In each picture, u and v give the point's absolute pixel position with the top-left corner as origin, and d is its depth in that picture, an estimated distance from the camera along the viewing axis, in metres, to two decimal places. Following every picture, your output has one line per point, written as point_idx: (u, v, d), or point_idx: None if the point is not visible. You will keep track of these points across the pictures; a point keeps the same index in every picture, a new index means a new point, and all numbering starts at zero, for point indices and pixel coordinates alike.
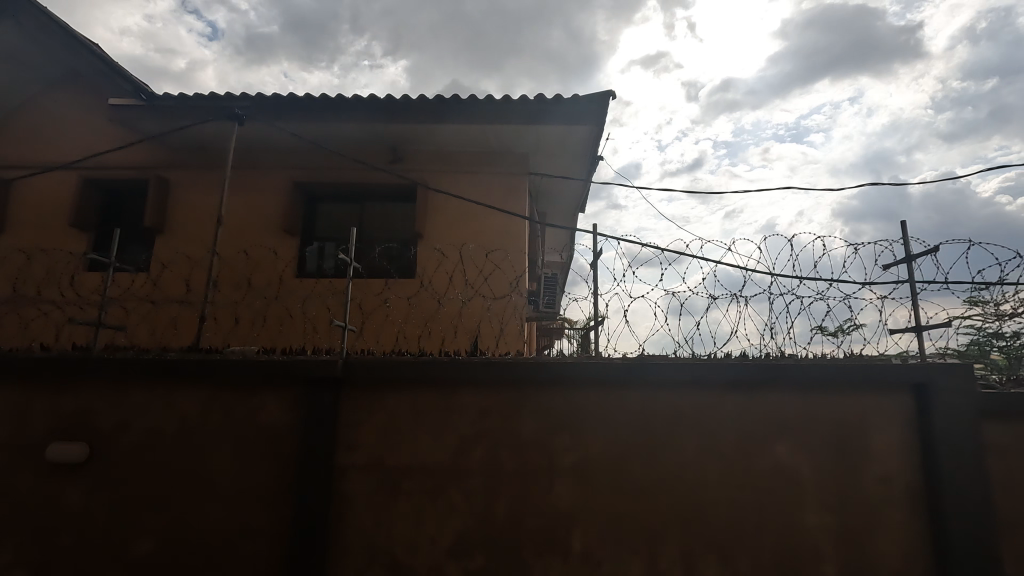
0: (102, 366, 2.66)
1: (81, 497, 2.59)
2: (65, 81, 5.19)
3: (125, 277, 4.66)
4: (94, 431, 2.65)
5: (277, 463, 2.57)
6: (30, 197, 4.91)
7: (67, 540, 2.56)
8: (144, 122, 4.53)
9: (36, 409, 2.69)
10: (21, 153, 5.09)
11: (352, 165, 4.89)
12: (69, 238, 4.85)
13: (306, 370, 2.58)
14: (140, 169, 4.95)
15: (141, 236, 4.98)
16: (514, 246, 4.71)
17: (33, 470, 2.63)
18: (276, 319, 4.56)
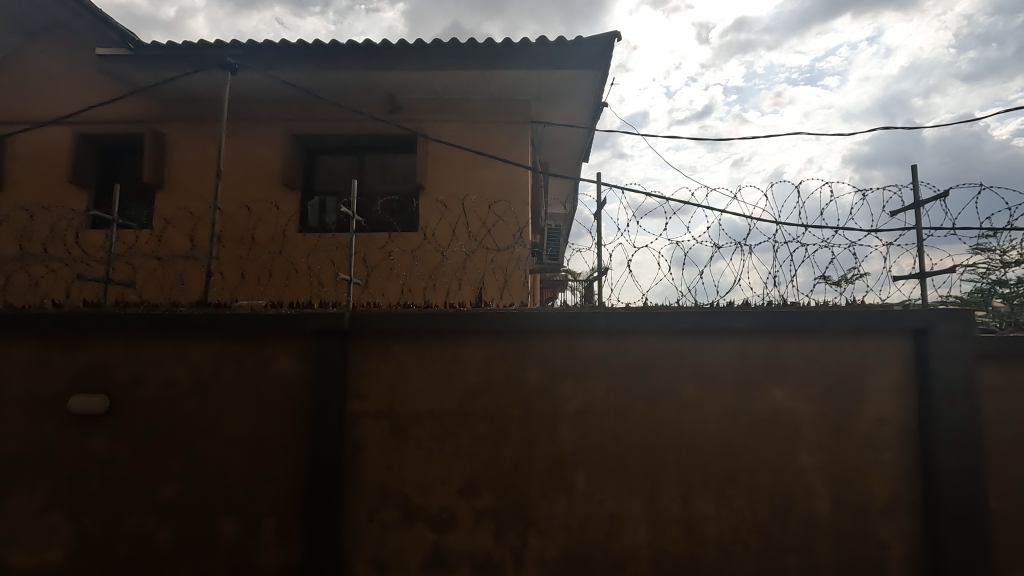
0: (113, 321, 2.72)
1: (105, 446, 2.71)
2: (48, 31, 5.01)
3: (128, 234, 4.67)
4: (111, 384, 2.74)
5: (291, 411, 2.67)
6: (28, 154, 4.86)
7: (95, 485, 2.70)
8: (134, 74, 4.41)
9: (53, 363, 2.77)
10: (13, 110, 5.00)
11: (349, 115, 4.77)
12: (69, 195, 4.82)
13: (313, 323, 2.63)
14: (134, 123, 4.86)
15: (143, 193, 4.95)
16: (517, 198, 4.65)
17: (57, 421, 2.74)
18: (282, 274, 4.60)
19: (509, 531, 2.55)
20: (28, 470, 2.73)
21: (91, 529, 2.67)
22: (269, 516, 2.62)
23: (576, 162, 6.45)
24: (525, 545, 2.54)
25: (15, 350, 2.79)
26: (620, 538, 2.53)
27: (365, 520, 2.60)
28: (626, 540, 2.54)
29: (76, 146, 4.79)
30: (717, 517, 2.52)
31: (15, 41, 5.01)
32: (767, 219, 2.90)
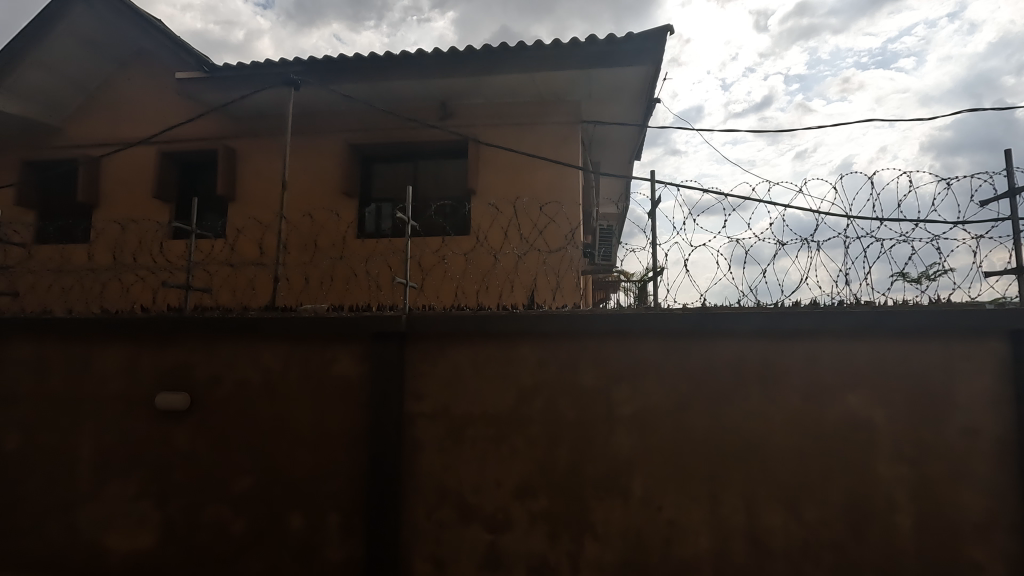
0: (194, 324, 2.93)
1: (187, 440, 2.93)
2: (135, 60, 5.50)
3: (205, 244, 5.01)
4: (192, 382, 2.95)
5: (352, 410, 2.78)
6: (120, 173, 5.33)
7: (179, 476, 2.91)
8: (209, 94, 4.75)
9: (143, 363, 3.02)
10: (107, 134, 5.50)
11: (404, 124, 4.91)
12: (154, 209, 5.25)
13: (373, 326, 2.72)
14: (210, 140, 5.23)
15: (218, 205, 5.32)
16: (568, 199, 4.63)
17: (146, 417, 2.98)
18: (343, 278, 4.79)
19: (564, 535, 2.52)
20: (123, 461, 2.98)
21: (176, 517, 2.89)
22: (333, 511, 2.73)
23: (628, 161, 6.32)
24: (582, 550, 2.51)
25: (111, 350, 3.07)
26: (680, 547, 2.45)
27: (423, 518, 2.66)
28: (687, 549, 2.45)
29: (159, 163, 5.21)
30: (786, 529, 2.39)
31: (110, 73, 5.52)
32: (838, 214, 2.73)
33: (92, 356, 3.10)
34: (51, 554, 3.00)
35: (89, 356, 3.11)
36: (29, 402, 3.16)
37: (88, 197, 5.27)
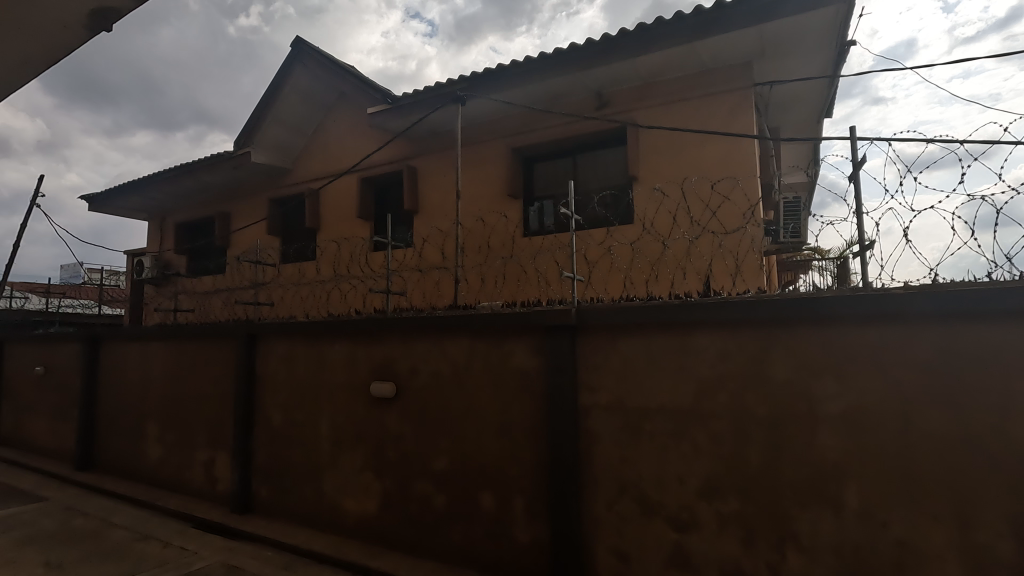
0: (395, 323, 3.40)
1: (396, 423, 3.40)
2: (338, 103, 6.67)
3: (399, 253, 5.76)
4: (397, 373, 3.42)
5: (530, 401, 2.92)
6: (333, 200, 6.44)
7: (392, 453, 3.40)
8: (394, 122, 5.48)
9: (360, 356, 3.61)
10: (323, 169, 6.67)
11: (561, 120, 5.00)
12: (359, 227, 6.21)
13: (544, 319, 2.82)
14: (396, 162, 5.99)
15: (406, 218, 6.07)
16: (744, 173, 4.19)
17: (365, 402, 3.55)
18: (514, 276, 5.08)
19: (762, 543, 2.30)
20: (350, 438, 3.60)
21: (391, 488, 3.37)
22: (518, 494, 2.91)
23: (816, 120, 5.47)
24: (783, 562, 2.26)
25: (338, 346, 3.73)
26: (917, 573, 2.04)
27: (604, 510, 2.67)
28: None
29: (360, 187, 6.14)
30: None
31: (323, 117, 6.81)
32: None
33: (325, 351, 3.81)
34: (307, 510, 3.75)
35: (323, 351, 3.82)
36: (286, 388, 4.00)
37: (313, 223, 6.47)
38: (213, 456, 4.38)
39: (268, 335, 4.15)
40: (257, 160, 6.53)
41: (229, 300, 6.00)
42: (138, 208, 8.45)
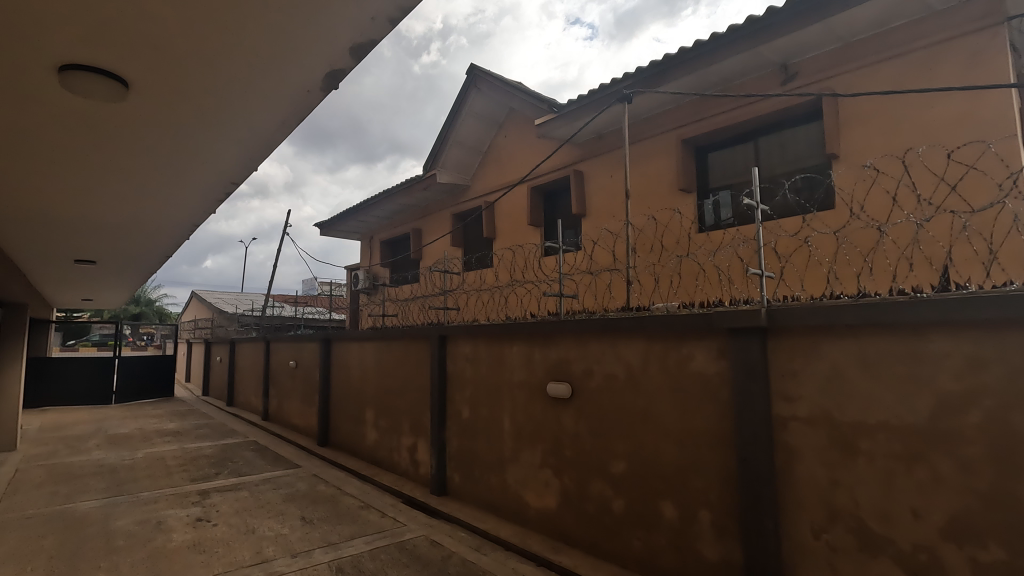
0: (569, 325, 3.49)
1: (573, 422, 3.48)
2: (508, 118, 7.23)
3: (570, 257, 5.88)
4: (572, 375, 3.50)
5: (715, 408, 2.72)
6: (507, 210, 6.87)
7: (569, 453, 3.47)
8: (561, 129, 5.70)
9: (537, 357, 3.79)
10: (496, 182, 7.19)
11: (739, 102, 4.58)
12: (531, 234, 6.50)
13: (728, 321, 2.61)
14: (564, 169, 6.15)
15: (575, 222, 6.18)
16: (997, 134, 3.31)
17: (543, 401, 3.71)
18: (690, 275, 4.80)
19: None
20: (530, 435, 3.78)
21: (570, 487, 3.44)
22: (704, 508, 2.72)
23: None
24: None
25: (516, 347, 3.97)
26: None
27: (809, 537, 2.34)
28: None
29: (530, 196, 6.45)
30: None
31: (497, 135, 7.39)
32: None
33: (505, 352, 4.09)
34: (493, 499, 4.05)
35: (503, 352, 4.11)
36: (473, 385, 4.40)
37: (489, 233, 7.02)
38: (415, 442, 5.02)
39: (456, 337, 4.62)
40: (441, 181, 7.34)
41: (423, 306, 6.83)
42: (354, 231, 10.16)
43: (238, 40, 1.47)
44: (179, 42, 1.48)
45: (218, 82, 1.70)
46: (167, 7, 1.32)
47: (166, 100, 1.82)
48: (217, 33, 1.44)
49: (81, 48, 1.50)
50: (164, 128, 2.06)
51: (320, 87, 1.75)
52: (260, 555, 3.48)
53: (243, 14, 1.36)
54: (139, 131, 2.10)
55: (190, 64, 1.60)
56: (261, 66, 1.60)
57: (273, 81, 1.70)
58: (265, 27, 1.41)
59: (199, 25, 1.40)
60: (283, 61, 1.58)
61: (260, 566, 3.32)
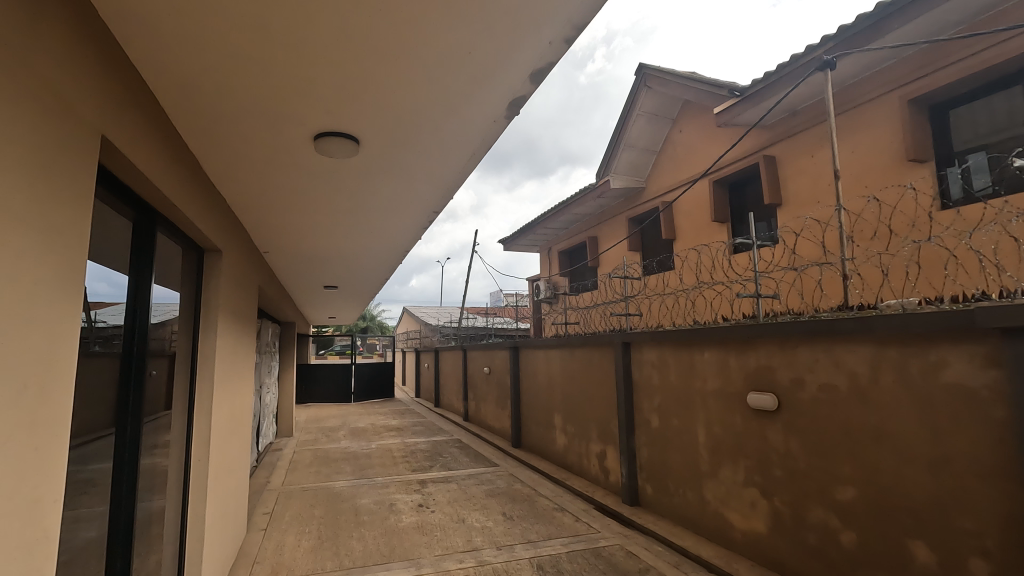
0: (771, 330, 3.15)
1: (782, 438, 3.10)
2: (683, 111, 6.95)
3: (767, 252, 5.29)
4: (778, 385, 3.14)
5: (985, 430, 2.15)
6: (687, 209, 6.51)
7: (780, 472, 3.09)
8: (747, 113, 5.31)
9: (734, 365, 3.50)
10: (673, 180, 6.87)
11: (993, 39, 3.63)
12: (715, 232, 6.03)
13: (995, 319, 2.06)
14: (751, 156, 5.58)
15: (768, 214, 5.54)
16: None
17: (743, 412, 3.39)
18: (934, 263, 3.92)
19: None
20: (730, 450, 3.48)
21: (782, 511, 3.05)
22: (979, 556, 2.15)
23: None
24: None
25: (709, 354, 3.73)
26: None
27: None
28: None
29: (714, 190, 5.99)
30: None
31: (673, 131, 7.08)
32: None
33: (696, 359, 3.86)
34: (691, 515, 3.81)
35: (694, 359, 3.89)
36: (662, 394, 4.24)
37: (669, 234, 6.75)
38: (604, 450, 5.03)
39: (641, 344, 4.53)
40: (615, 186, 7.31)
41: (605, 312, 6.83)
42: (534, 244, 10.70)
43: (440, 90, 1.70)
44: (397, 100, 1.76)
45: (426, 127, 1.98)
46: (390, 75, 1.60)
47: (386, 148, 2.19)
48: (425, 87, 1.68)
49: (332, 119, 1.90)
50: (390, 174, 2.51)
51: (505, 115, 1.90)
52: (471, 543, 3.86)
53: (443, 68, 1.56)
54: (371, 179, 2.58)
55: (405, 115, 1.89)
56: (459, 106, 1.81)
57: (468, 117, 1.91)
58: (462, 74, 1.60)
59: (412, 83, 1.65)
60: (476, 99, 1.77)
61: (471, 553, 3.68)
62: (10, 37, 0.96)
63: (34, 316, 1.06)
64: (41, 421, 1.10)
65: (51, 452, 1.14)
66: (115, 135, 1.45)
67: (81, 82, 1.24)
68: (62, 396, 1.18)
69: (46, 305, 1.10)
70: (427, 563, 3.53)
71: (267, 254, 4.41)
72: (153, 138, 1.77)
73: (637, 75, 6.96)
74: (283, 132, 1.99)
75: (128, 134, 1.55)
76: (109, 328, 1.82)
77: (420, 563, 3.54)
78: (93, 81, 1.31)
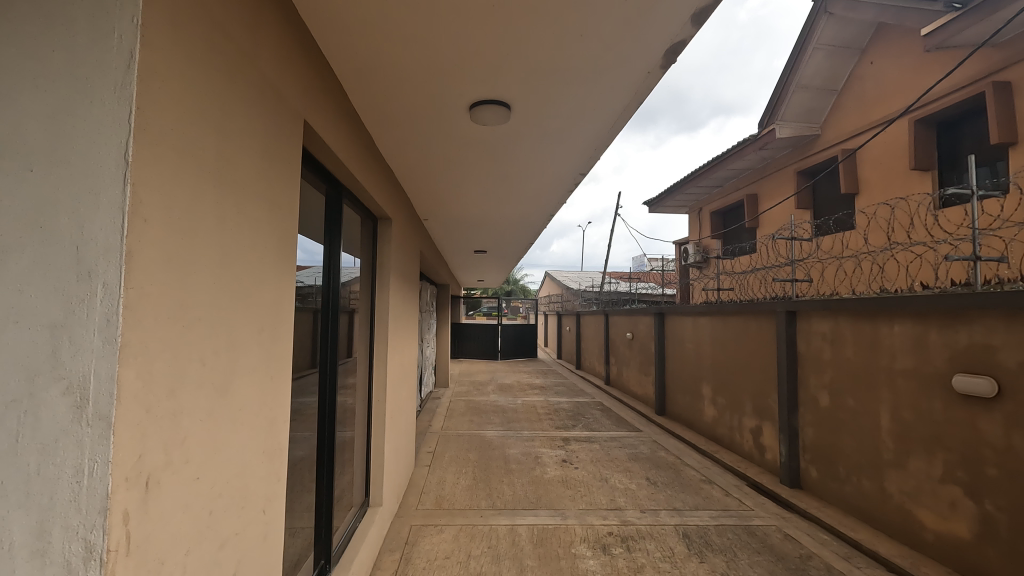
0: (992, 300, 2.58)
1: (1001, 432, 2.55)
2: (876, 37, 5.81)
3: (992, 205, 4.27)
4: (1000, 368, 2.58)
5: None
6: (876, 156, 5.50)
7: (995, 472, 2.57)
8: (971, 28, 4.27)
9: (934, 342, 2.96)
10: (858, 123, 5.85)
11: None
12: (914, 182, 5.02)
13: None
14: (973, 85, 4.48)
15: (994, 156, 4.43)
16: None
17: (946, 398, 2.86)
18: None
19: None
20: (924, 439, 2.97)
21: (996, 518, 2.54)
22: None
23: None
24: None
25: (901, 328, 3.19)
26: None
27: None
28: None
29: (915, 132, 4.96)
30: None
31: (861, 63, 5.97)
32: None
33: (882, 333, 3.34)
34: (867, 507, 3.38)
35: (878, 332, 3.38)
36: (835, 370, 3.76)
37: (851, 188, 5.80)
38: (760, 426, 4.66)
39: (810, 314, 4.05)
40: (782, 135, 6.47)
41: (765, 278, 6.20)
42: (682, 204, 10.06)
43: (593, 47, 1.64)
44: (548, 62, 1.75)
45: (576, 87, 1.94)
46: (543, 39, 1.59)
47: (535, 112, 2.20)
48: (577, 45, 1.63)
49: (486, 87, 1.96)
50: (538, 139, 2.54)
51: (660, 65, 1.77)
52: (614, 503, 3.94)
53: (598, 23, 1.49)
54: (521, 145, 2.63)
55: (555, 78, 1.87)
56: (610, 62, 1.74)
57: (619, 71, 1.82)
58: (617, 26, 1.52)
59: (564, 44, 1.62)
60: (629, 51, 1.67)
61: (615, 511, 3.76)
62: (242, 44, 1.16)
63: (265, 276, 1.31)
64: (274, 357, 1.37)
65: (281, 383, 1.43)
66: (314, 121, 1.69)
67: (289, 77, 1.46)
68: (286, 339, 1.46)
69: (273, 266, 1.35)
70: (572, 515, 3.69)
71: (427, 221, 4.83)
72: (340, 120, 2.02)
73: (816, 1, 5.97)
74: (443, 105, 2.12)
75: (322, 119, 1.79)
76: (308, 287, 2.16)
77: (565, 513, 3.72)
78: (298, 75, 1.53)
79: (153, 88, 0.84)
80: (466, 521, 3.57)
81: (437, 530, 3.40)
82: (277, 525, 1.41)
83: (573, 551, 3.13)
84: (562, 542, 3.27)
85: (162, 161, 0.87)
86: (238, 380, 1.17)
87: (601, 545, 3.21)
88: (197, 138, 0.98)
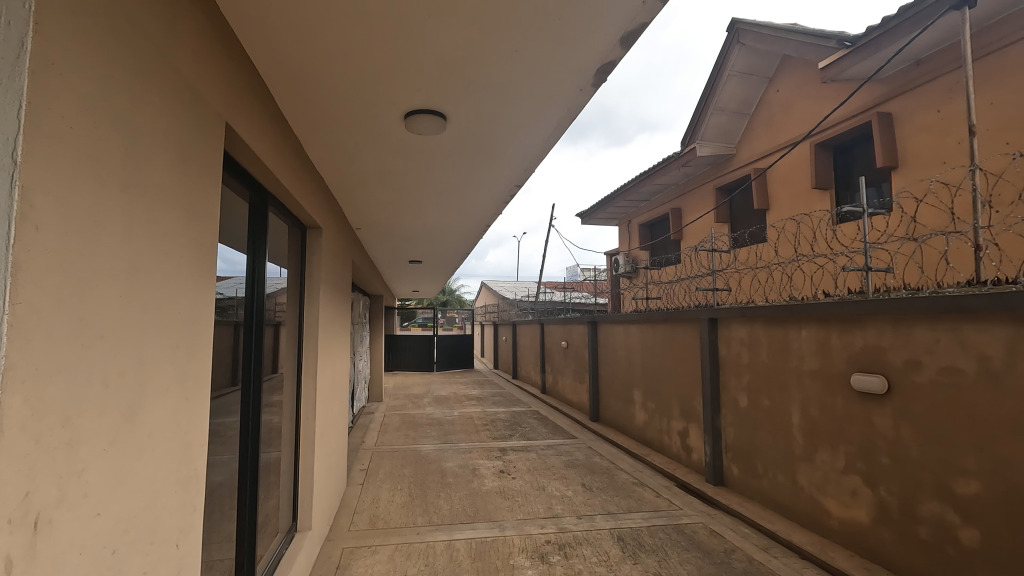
0: (881, 307, 2.89)
1: (891, 424, 2.85)
2: (780, 68, 6.39)
3: (880, 221, 4.79)
4: (889, 367, 2.88)
5: None
6: (784, 176, 6.02)
7: (887, 460, 2.85)
8: (858, 64, 4.81)
9: (835, 345, 3.26)
10: (768, 144, 6.36)
11: None
12: (815, 200, 5.54)
13: None
14: (862, 114, 5.03)
15: (880, 177, 4.98)
16: None
17: (846, 395, 3.15)
18: None
19: None
20: (829, 435, 3.25)
21: (890, 502, 2.82)
22: None
23: None
24: None
25: (807, 332, 3.49)
26: None
27: None
28: None
29: (815, 154, 5.49)
30: None
31: (769, 90, 6.53)
32: None
33: (791, 337, 3.64)
34: (782, 499, 3.63)
35: (788, 337, 3.67)
36: (752, 373, 4.04)
37: (763, 204, 6.30)
38: (687, 428, 4.90)
39: (729, 321, 4.33)
40: (703, 154, 6.92)
41: (689, 287, 6.57)
42: (613, 217, 10.46)
43: (527, 61, 1.68)
44: (485, 74, 1.77)
45: (511, 100, 1.98)
46: (479, 50, 1.60)
47: (472, 123, 2.22)
48: (511, 58, 1.66)
49: (422, 96, 1.94)
50: (475, 150, 2.56)
51: (592, 83, 1.85)
52: (552, 511, 3.97)
53: (532, 38, 1.53)
54: (457, 155, 2.63)
55: (492, 90, 1.89)
56: (544, 77, 1.79)
57: (554, 87, 1.88)
58: (551, 42, 1.56)
59: (498, 57, 1.64)
60: (562, 67, 1.73)
61: (552, 519, 3.79)
62: (155, 37, 1.08)
63: (181, 288, 1.21)
64: (189, 376, 1.27)
65: (197, 404, 1.32)
66: (237, 124, 1.59)
67: (208, 74, 1.37)
68: (204, 356, 1.35)
69: (190, 277, 1.26)
70: (510, 525, 3.68)
71: (360, 231, 4.69)
72: (265, 123, 1.92)
73: (729, 32, 6.47)
74: (377, 112, 2.08)
75: (246, 121, 1.69)
76: (228, 299, 2.01)
77: (503, 525, 3.70)
78: (219, 75, 1.44)
79: (46, 81, 0.76)
80: (402, 540, 3.46)
81: (371, 551, 3.27)
82: (192, 560, 1.29)
83: (512, 563, 3.12)
84: (500, 554, 3.24)
85: (57, 161, 0.79)
86: (147, 402, 1.06)
87: (539, 554, 3.23)
88: (101, 139, 0.89)
